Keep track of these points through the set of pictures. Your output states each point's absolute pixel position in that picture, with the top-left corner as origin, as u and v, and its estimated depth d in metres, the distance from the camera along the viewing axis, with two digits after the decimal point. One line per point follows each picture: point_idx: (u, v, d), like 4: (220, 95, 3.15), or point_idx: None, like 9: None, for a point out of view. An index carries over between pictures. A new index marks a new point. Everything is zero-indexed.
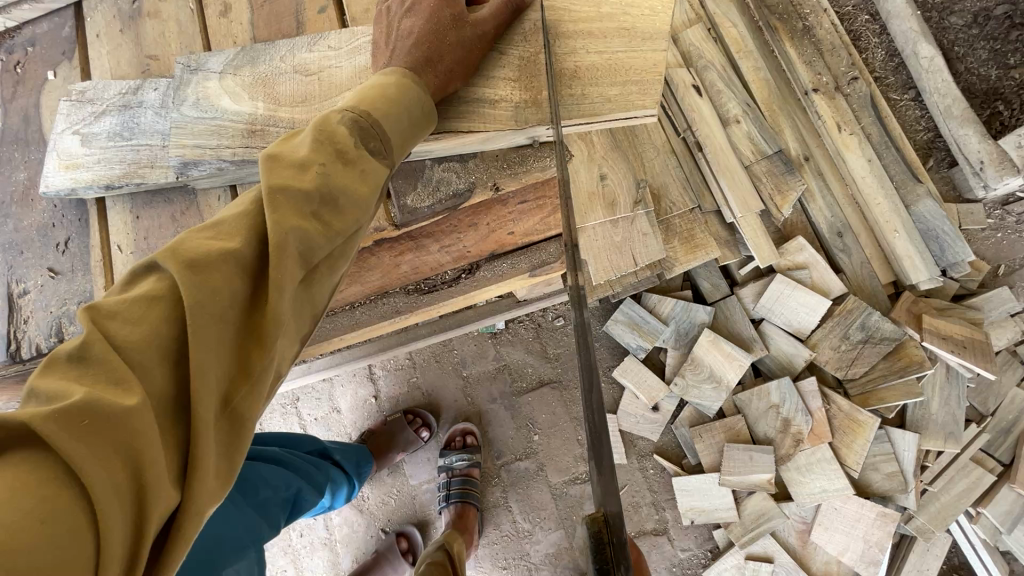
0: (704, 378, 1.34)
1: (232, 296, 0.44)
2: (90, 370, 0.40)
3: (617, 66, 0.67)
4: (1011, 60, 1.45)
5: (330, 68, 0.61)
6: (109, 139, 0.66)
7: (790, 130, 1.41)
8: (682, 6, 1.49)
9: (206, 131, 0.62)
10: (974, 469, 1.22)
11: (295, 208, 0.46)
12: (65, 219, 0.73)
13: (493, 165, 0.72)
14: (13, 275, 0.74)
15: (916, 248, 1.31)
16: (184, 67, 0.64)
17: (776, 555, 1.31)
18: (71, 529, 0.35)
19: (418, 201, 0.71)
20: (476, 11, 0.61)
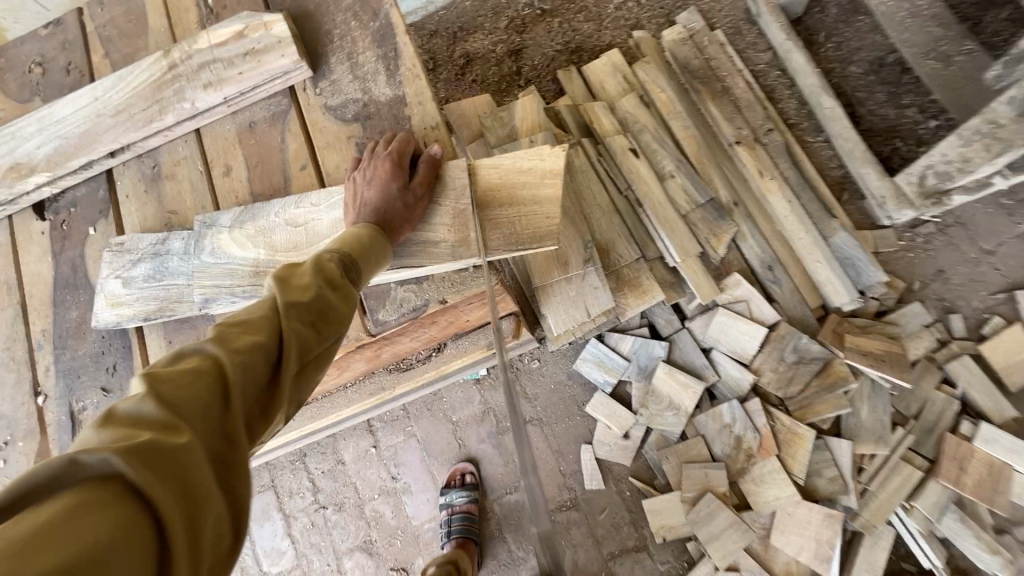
0: (665, 406, 1.53)
1: (256, 374, 0.59)
2: (144, 423, 0.50)
3: (515, 198, 0.82)
4: (905, 102, 1.65)
5: (314, 221, 0.80)
6: (145, 281, 0.84)
7: (720, 179, 1.61)
8: (616, 79, 1.71)
9: (222, 273, 0.80)
10: (904, 467, 1.39)
11: (295, 322, 0.64)
12: (112, 346, 0.87)
13: (442, 284, 0.89)
14: (73, 395, 0.86)
15: (837, 275, 1.49)
16: (202, 223, 0.83)
17: (744, 564, 1.44)
18: (142, 538, 0.43)
19: (387, 314, 0.88)
20: (413, 176, 0.80)
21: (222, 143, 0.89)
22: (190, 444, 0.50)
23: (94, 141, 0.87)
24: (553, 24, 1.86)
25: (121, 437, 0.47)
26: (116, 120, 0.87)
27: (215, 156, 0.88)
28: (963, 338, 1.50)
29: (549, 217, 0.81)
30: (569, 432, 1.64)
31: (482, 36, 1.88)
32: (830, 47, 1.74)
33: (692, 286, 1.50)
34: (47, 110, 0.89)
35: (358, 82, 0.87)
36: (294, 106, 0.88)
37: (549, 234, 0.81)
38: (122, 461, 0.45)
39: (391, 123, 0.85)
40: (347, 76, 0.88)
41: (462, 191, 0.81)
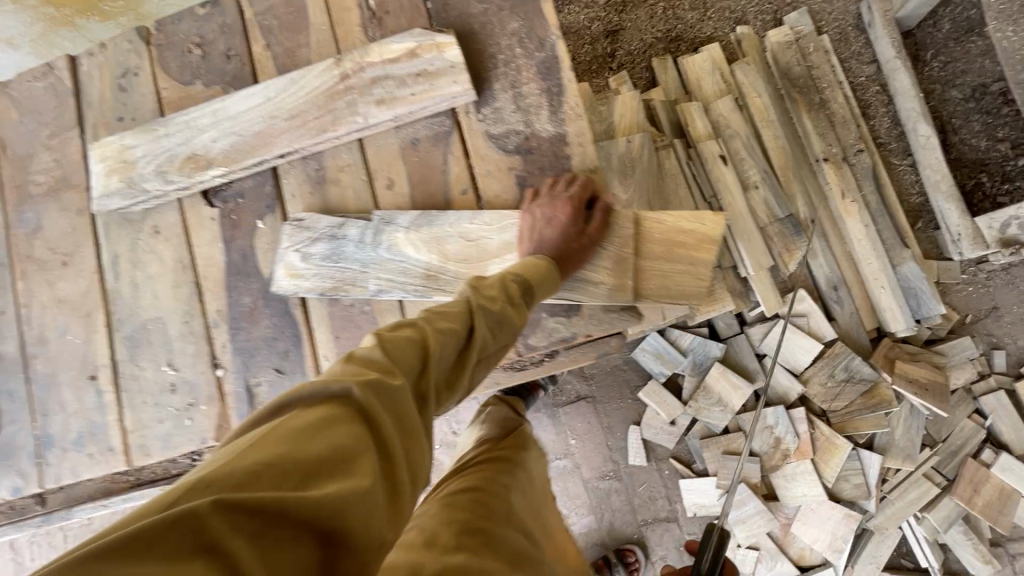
0: (714, 401, 1.66)
1: (448, 347, 0.71)
2: (377, 366, 0.64)
3: (669, 249, 0.95)
4: (1000, 135, 1.65)
5: (485, 240, 0.94)
6: (321, 259, 0.97)
7: (802, 195, 1.63)
8: (714, 77, 1.70)
9: (397, 270, 0.96)
10: (924, 482, 1.56)
11: (482, 320, 0.75)
12: (283, 333, 1.01)
13: (590, 320, 1.00)
14: (250, 373, 1.02)
15: (897, 303, 1.57)
16: (381, 219, 0.97)
17: (763, 544, 1.65)
18: (364, 446, 0.57)
19: (537, 341, 1.01)
20: (587, 222, 0.93)
21: (388, 155, 1.00)
22: (402, 386, 0.63)
23: (270, 145, 0.98)
24: (655, 8, 1.81)
25: (357, 373, 0.62)
26: (293, 125, 0.98)
27: (379, 169, 1.00)
28: (1002, 372, 1.60)
29: (696, 274, 0.95)
30: (619, 412, 1.80)
31: (579, 9, 1.84)
32: (934, 67, 1.71)
33: (759, 297, 1.58)
34: (220, 104, 0.99)
35: (520, 113, 0.98)
36: (458, 128, 0.99)
37: (696, 292, 0.94)
38: (359, 389, 0.60)
39: (553, 161, 0.98)
40: (509, 104, 0.99)
41: (625, 240, 0.95)
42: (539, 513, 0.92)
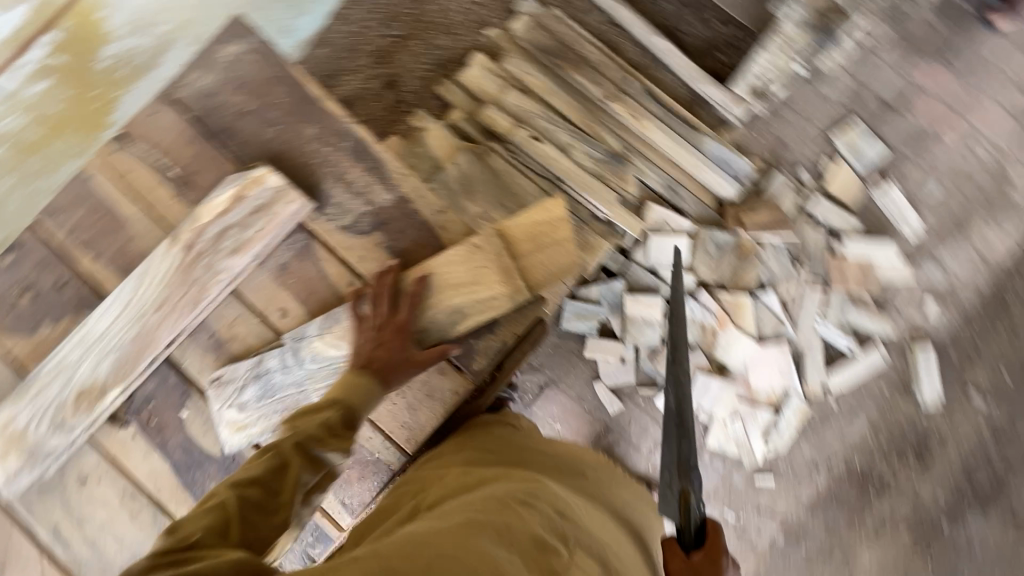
0: (642, 325, 1.89)
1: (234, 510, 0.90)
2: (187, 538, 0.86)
3: (532, 242, 1.25)
4: (712, 19, 2.01)
5: (375, 311, 1.21)
6: (258, 399, 1.20)
7: (608, 134, 1.90)
8: (491, 79, 1.91)
9: (328, 373, 1.21)
10: (812, 292, 1.89)
11: (270, 485, 0.95)
12: None
13: (509, 325, 1.28)
14: None
15: (717, 174, 1.90)
16: (294, 338, 1.21)
17: (741, 409, 1.88)
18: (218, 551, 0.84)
19: (479, 363, 1.29)
20: (448, 263, 1.23)
21: (266, 290, 1.24)
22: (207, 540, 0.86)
23: (152, 342, 1.16)
24: (413, 48, 1.98)
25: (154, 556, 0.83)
26: (165, 313, 1.17)
27: (266, 304, 1.23)
28: (812, 182, 1.98)
29: (562, 251, 1.25)
30: (579, 379, 1.96)
31: (352, 76, 1.97)
32: None
33: (624, 227, 1.84)
34: (82, 331, 1.15)
35: (360, 198, 1.24)
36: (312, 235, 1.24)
37: (571, 262, 1.25)
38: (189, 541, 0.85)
39: (403, 215, 1.26)
40: (346, 194, 1.26)
41: (500, 253, 1.24)
42: (520, 449, 1.21)
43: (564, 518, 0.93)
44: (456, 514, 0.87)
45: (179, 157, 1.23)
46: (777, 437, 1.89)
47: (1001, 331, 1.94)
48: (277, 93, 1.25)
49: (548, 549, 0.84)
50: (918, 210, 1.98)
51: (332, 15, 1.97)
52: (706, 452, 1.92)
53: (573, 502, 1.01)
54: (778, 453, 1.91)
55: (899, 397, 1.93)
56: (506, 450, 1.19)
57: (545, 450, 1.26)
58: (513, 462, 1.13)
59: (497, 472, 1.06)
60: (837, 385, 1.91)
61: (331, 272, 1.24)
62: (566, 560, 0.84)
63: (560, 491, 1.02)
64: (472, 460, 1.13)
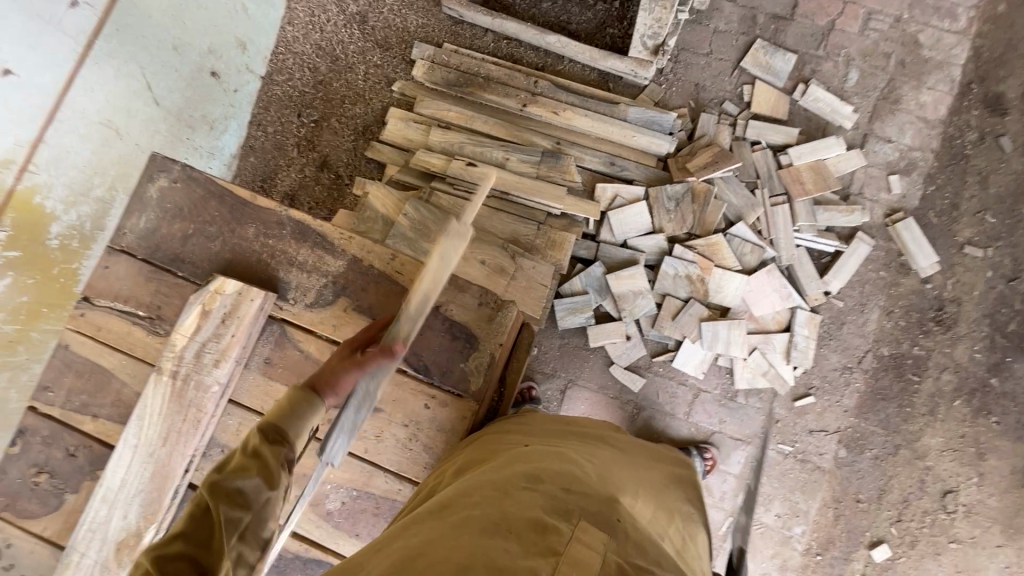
0: (633, 298, 1.91)
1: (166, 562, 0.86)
2: None
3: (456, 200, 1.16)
4: (594, 1, 2.09)
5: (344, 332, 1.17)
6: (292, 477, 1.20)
7: (537, 136, 1.97)
8: (412, 126, 1.98)
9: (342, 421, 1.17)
10: (779, 209, 1.91)
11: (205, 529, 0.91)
12: None
13: (490, 337, 1.35)
14: None
15: (650, 135, 1.92)
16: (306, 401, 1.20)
17: (756, 341, 1.89)
18: None
19: (478, 385, 1.33)
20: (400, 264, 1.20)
21: (259, 391, 1.19)
22: None
23: (169, 475, 1.14)
24: (332, 125, 2.06)
25: None
26: (170, 446, 1.14)
27: (263, 402, 1.19)
28: (740, 112, 2.04)
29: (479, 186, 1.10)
30: (595, 369, 1.97)
31: (287, 169, 2.06)
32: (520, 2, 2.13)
33: (583, 214, 1.85)
34: (102, 490, 1.13)
35: (314, 274, 1.20)
36: (284, 323, 1.19)
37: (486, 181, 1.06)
38: None
39: (362, 278, 1.19)
40: (302, 275, 1.20)
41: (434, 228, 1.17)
42: (532, 432, 1.21)
43: (573, 493, 0.90)
44: (458, 510, 0.87)
45: (137, 300, 1.19)
46: (800, 354, 1.87)
47: (970, 181, 1.97)
48: (211, 211, 1.20)
49: (550, 528, 0.80)
50: (847, 100, 2.04)
51: (250, 120, 2.06)
52: (738, 395, 1.92)
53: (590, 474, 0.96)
54: (808, 370, 1.90)
55: (900, 276, 1.94)
56: (516, 437, 1.18)
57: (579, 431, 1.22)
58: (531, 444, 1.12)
59: (507, 457, 1.05)
60: (837, 286, 1.92)
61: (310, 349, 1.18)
62: (572, 535, 0.79)
63: (576, 465, 0.99)
64: (492, 450, 1.13)
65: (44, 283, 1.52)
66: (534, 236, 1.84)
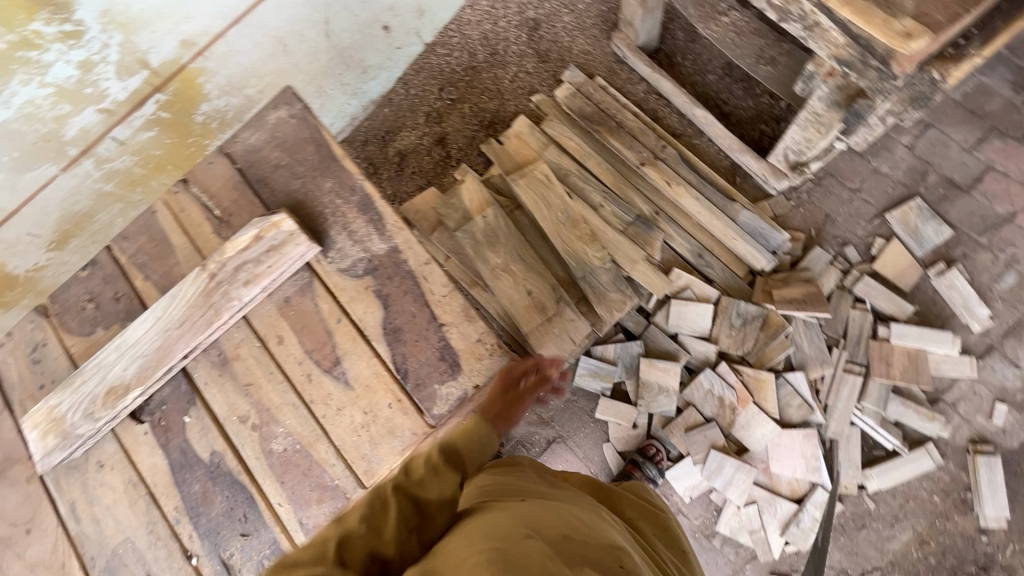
0: (657, 392, 1.83)
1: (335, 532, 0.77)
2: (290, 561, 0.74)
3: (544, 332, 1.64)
4: (760, 92, 2.02)
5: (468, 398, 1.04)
6: None
7: (640, 198, 1.93)
8: (535, 135, 2.00)
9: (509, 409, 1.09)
10: (849, 377, 1.73)
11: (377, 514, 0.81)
12: (237, 501, 1.07)
13: None
14: (220, 547, 1.05)
15: (752, 246, 1.83)
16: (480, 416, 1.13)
17: (758, 495, 1.75)
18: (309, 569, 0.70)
19: None
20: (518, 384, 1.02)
21: (269, 320, 1.14)
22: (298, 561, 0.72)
23: (170, 352, 1.11)
24: (465, 109, 2.17)
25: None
26: (184, 329, 1.12)
27: (268, 332, 1.13)
28: (860, 262, 1.86)
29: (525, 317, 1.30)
30: (589, 438, 1.92)
31: (409, 132, 2.18)
32: (688, 65, 2.10)
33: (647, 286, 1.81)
34: (121, 338, 1.13)
35: (358, 246, 1.14)
36: (315, 277, 1.14)
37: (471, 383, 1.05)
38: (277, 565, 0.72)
39: (394, 269, 1.11)
40: (347, 242, 1.15)
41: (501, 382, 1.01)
42: (516, 466, 1.05)
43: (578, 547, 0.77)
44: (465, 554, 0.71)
45: None
46: (799, 533, 1.71)
47: None
48: (306, 154, 1.22)
49: None
50: (988, 301, 1.79)
51: (399, 78, 2.21)
52: (717, 537, 1.79)
53: (612, 543, 0.84)
54: (801, 552, 1.73)
55: (953, 511, 1.69)
56: (502, 469, 1.02)
57: (579, 488, 1.05)
58: (526, 482, 0.98)
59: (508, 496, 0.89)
60: (875, 486, 1.72)
61: (324, 306, 1.12)
62: None
63: (592, 525, 0.86)
64: (483, 482, 0.97)
65: (179, 145, 1.77)
66: (608, 286, 1.78)
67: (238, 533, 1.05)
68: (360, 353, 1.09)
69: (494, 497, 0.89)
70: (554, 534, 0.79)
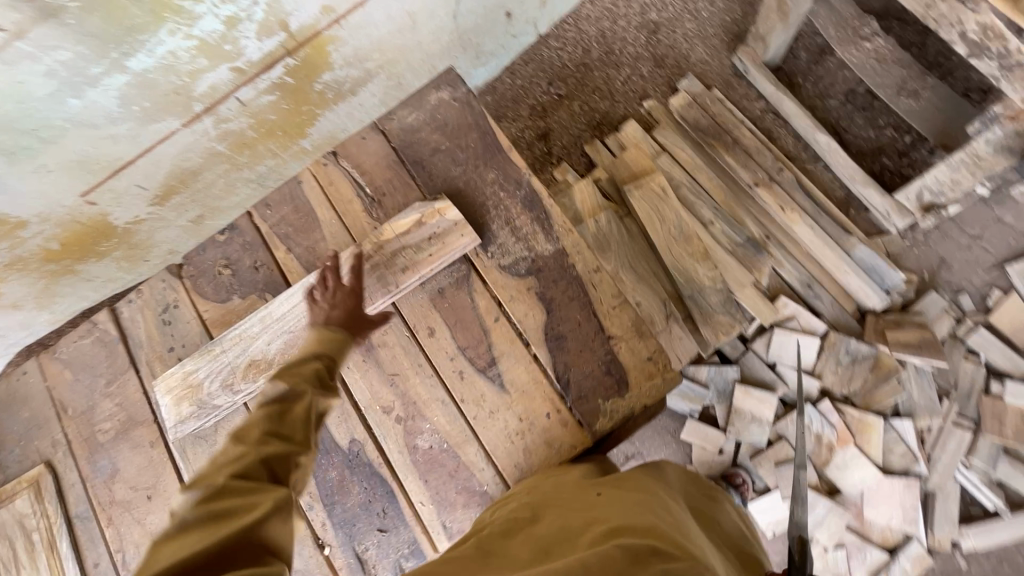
0: (749, 421, 1.78)
1: (251, 440, 0.88)
2: (220, 465, 0.85)
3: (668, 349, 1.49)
4: (884, 123, 1.93)
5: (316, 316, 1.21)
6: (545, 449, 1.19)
7: (750, 219, 1.86)
8: (648, 141, 1.96)
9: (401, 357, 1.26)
10: (956, 430, 1.68)
11: (281, 415, 0.92)
12: (377, 495, 1.25)
13: None
14: (359, 538, 1.24)
15: (865, 283, 1.76)
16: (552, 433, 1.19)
17: (847, 540, 1.70)
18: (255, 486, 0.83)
19: None
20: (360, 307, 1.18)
21: (421, 311, 1.29)
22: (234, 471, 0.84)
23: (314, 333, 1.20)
24: (573, 106, 2.11)
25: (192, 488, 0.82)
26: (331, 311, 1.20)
27: (418, 320, 1.28)
28: (973, 312, 1.78)
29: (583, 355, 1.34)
30: (670, 459, 1.87)
31: (509, 123, 2.14)
32: (809, 87, 2.02)
33: (753, 311, 1.76)
34: (266, 312, 1.24)
35: (520, 241, 1.28)
36: (473, 269, 1.28)
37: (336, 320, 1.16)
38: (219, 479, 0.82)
39: (558, 272, 1.25)
40: (509, 237, 1.29)
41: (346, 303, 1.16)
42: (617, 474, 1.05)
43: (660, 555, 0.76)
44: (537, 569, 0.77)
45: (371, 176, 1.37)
46: None
47: None
48: (469, 141, 1.34)
49: None
50: None
51: (506, 66, 2.16)
52: None
53: (708, 558, 0.81)
54: None
55: None
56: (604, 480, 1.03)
57: (672, 493, 1.03)
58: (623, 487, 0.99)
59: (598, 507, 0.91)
60: (972, 545, 1.66)
61: (480, 302, 1.27)
62: None
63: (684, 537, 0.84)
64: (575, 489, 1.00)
65: (292, 112, 1.71)
66: (715, 308, 1.70)
67: (376, 527, 1.23)
68: (518, 355, 1.24)
69: (578, 517, 0.90)
70: (637, 545, 0.77)
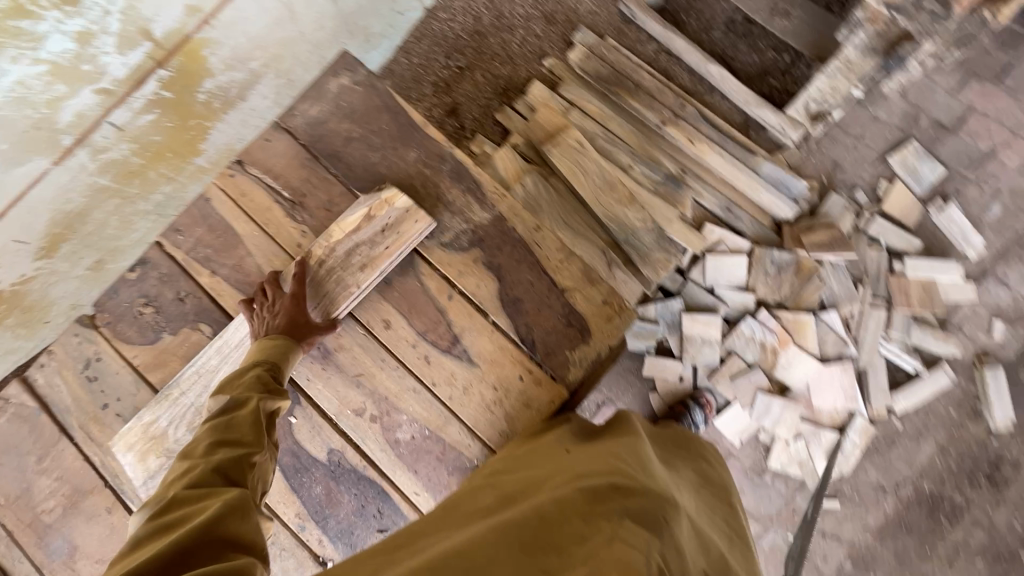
0: (701, 344, 1.90)
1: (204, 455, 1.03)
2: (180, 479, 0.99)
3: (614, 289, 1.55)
4: (765, 47, 2.06)
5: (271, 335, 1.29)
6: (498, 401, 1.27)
7: (665, 157, 1.93)
8: (556, 99, 1.96)
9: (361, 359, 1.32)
10: (874, 311, 1.88)
11: (232, 429, 1.07)
12: (369, 497, 1.29)
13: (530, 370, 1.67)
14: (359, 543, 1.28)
15: (775, 196, 1.90)
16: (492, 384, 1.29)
17: (804, 429, 1.88)
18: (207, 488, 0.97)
19: None
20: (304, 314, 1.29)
21: (372, 306, 1.34)
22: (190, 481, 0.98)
23: None
24: (475, 77, 2.08)
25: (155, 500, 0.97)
26: None
27: (372, 316, 1.34)
28: (868, 204, 1.97)
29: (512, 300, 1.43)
30: (637, 396, 1.97)
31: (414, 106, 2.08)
32: (693, 22, 2.11)
33: (684, 244, 1.85)
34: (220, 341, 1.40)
35: (457, 216, 1.35)
36: (419, 256, 1.35)
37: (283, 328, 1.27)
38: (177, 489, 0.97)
39: (500, 239, 1.33)
40: (448, 214, 1.36)
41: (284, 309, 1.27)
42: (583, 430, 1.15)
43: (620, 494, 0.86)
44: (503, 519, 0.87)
45: (287, 180, 1.43)
46: (842, 458, 1.88)
47: None
48: (381, 124, 1.41)
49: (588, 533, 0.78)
50: (979, 230, 1.92)
51: (399, 47, 2.11)
52: (767, 472, 1.92)
53: (666, 493, 0.91)
54: (842, 475, 1.91)
55: (967, 420, 1.88)
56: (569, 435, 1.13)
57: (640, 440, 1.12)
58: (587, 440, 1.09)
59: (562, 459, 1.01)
60: (902, 407, 1.88)
61: (431, 285, 1.32)
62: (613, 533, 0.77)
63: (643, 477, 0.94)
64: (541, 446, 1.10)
65: (178, 129, 1.52)
66: (652, 247, 1.77)
67: (375, 528, 1.28)
68: (479, 328, 1.30)
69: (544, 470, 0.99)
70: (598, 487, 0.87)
